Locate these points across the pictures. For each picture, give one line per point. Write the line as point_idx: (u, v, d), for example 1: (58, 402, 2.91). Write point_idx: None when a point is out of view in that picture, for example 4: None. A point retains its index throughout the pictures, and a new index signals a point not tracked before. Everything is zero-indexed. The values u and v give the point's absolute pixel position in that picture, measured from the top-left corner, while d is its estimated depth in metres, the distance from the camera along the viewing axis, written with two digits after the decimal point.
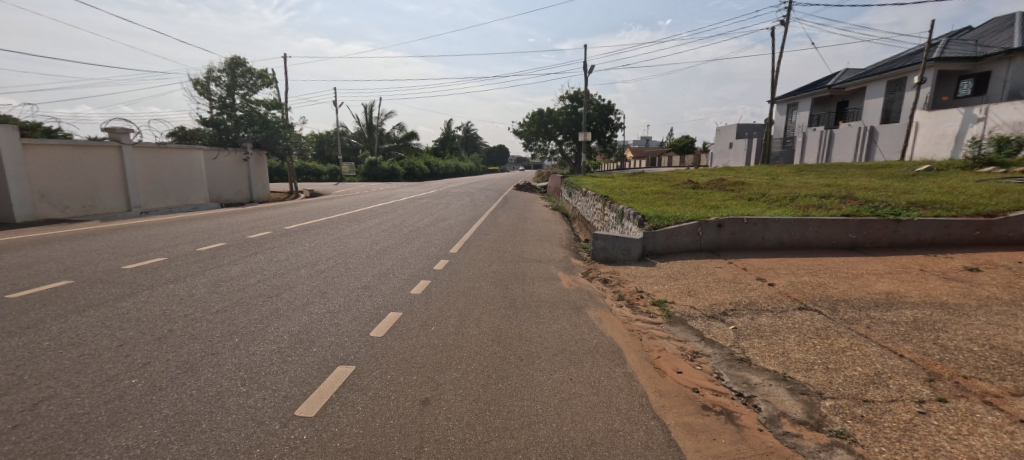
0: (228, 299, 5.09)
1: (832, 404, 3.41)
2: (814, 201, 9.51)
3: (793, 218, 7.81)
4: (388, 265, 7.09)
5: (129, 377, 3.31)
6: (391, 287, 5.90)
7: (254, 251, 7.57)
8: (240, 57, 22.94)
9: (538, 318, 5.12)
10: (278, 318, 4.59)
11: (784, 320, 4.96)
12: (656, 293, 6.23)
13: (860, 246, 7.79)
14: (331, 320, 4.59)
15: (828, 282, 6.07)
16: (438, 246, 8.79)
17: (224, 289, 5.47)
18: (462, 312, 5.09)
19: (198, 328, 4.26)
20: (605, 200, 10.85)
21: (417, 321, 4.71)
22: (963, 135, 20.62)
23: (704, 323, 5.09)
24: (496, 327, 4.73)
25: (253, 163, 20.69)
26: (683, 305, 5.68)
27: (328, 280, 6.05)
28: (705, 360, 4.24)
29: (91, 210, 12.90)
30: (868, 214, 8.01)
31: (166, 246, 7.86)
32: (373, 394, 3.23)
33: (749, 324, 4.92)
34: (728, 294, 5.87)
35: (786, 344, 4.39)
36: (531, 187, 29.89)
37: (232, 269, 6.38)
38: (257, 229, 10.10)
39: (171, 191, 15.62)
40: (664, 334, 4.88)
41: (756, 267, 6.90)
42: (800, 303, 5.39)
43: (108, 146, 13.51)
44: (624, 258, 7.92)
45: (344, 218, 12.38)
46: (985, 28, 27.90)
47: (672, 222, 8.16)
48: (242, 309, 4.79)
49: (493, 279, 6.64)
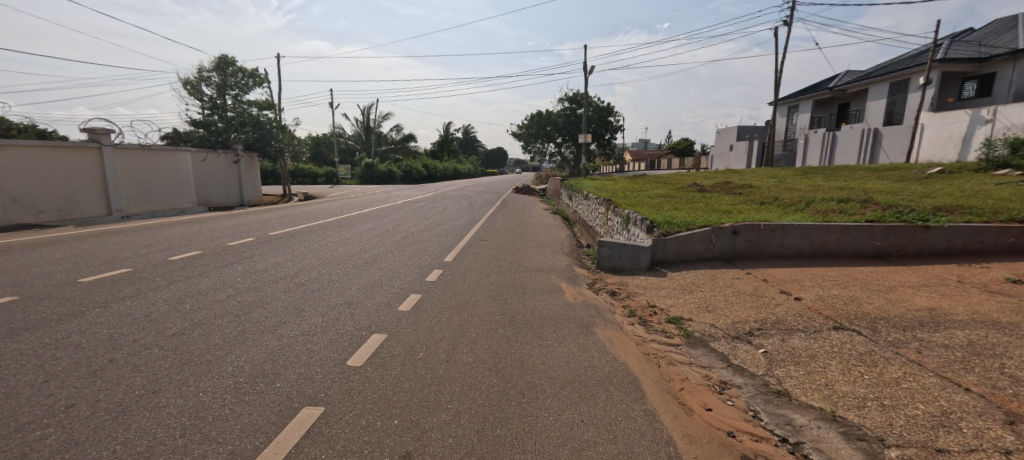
0: (190, 319, 4.48)
1: (899, 455, 2.82)
2: (833, 205, 8.92)
3: (814, 224, 7.24)
4: (376, 276, 6.49)
5: (43, 426, 2.73)
6: (377, 303, 5.29)
7: (231, 261, 6.96)
8: (229, 56, 22.23)
9: (542, 339, 4.54)
10: (243, 342, 4.00)
11: (821, 342, 4.38)
12: (671, 308, 5.63)
13: (886, 254, 7.22)
14: (303, 345, 3.99)
15: (861, 296, 5.49)
16: (433, 254, 8.22)
17: (187, 306, 4.86)
18: (454, 334, 4.49)
19: (145, 357, 3.65)
20: (609, 204, 10.26)
21: (402, 346, 4.11)
22: (971, 137, 20.09)
23: (729, 346, 4.49)
24: (493, 351, 4.13)
25: (244, 165, 19.99)
26: (702, 323, 5.09)
27: (306, 295, 5.43)
28: (737, 393, 3.66)
29: (67, 214, 12.27)
30: (894, 220, 7.42)
31: (136, 255, 7.25)
32: (341, 449, 2.65)
33: (781, 348, 4.33)
34: (751, 311, 5.28)
35: (828, 374, 3.80)
36: (530, 189, 29.46)
37: (201, 283, 5.76)
38: (239, 235, 9.49)
39: (154, 194, 14.91)
40: (685, 359, 4.30)
41: (777, 278, 6.33)
42: (834, 322, 4.79)
43: (86, 147, 12.82)
44: (632, 267, 7.35)
45: (335, 224, 11.78)
46: (988, 28, 27.52)
47: (682, 228, 7.59)
48: (202, 332, 4.18)
49: (491, 292, 6.05)
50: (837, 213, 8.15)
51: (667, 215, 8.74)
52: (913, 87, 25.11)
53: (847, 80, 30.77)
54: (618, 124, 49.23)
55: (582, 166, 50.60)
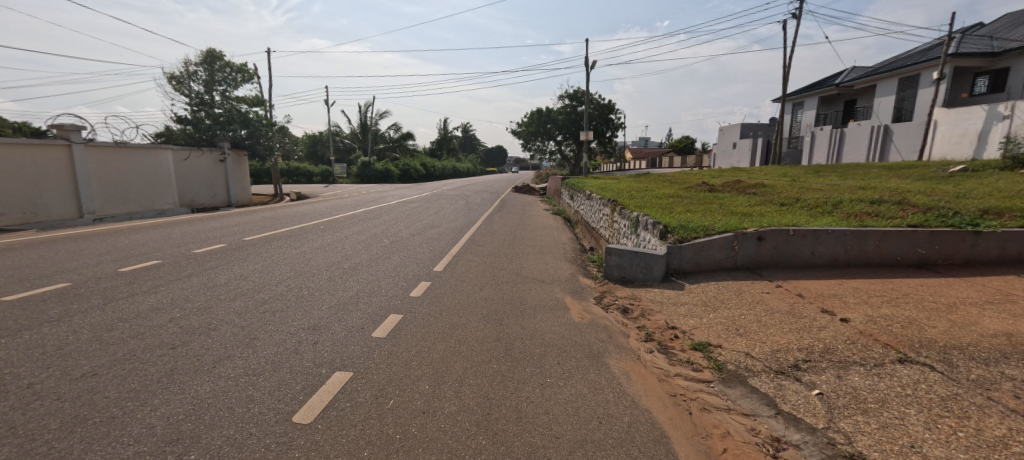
0: (113, 354, 3.67)
1: None
2: (865, 207, 8.08)
3: (849, 229, 6.42)
4: (353, 291, 5.66)
5: None
6: (347, 327, 4.46)
7: (189, 273, 6.14)
8: (217, 50, 21.33)
9: (543, 375, 3.71)
10: (168, 387, 3.20)
11: (890, 381, 3.56)
12: (695, 331, 4.80)
13: (932, 263, 6.39)
14: (241, 392, 3.17)
15: (919, 317, 4.67)
16: (421, 263, 7.39)
17: (117, 335, 4.04)
18: (437, 371, 3.65)
19: (30, 412, 2.85)
20: (615, 205, 9.42)
21: (369, 389, 3.29)
22: (987, 134, 19.23)
23: (772, 383, 3.67)
24: (483, 397, 3.30)
25: (231, 164, 19.18)
26: (734, 351, 4.26)
27: (265, 317, 4.61)
28: (796, 457, 2.84)
29: (32, 217, 11.40)
30: (938, 224, 6.60)
31: (85, 265, 6.43)
32: None
33: (841, 389, 3.51)
34: (792, 336, 4.44)
35: (910, 429, 2.99)
36: (530, 188, 28.52)
37: (143, 302, 4.93)
38: (211, 241, 8.66)
39: (131, 194, 14.07)
40: (721, 402, 3.48)
41: (815, 293, 5.50)
42: (897, 352, 3.98)
43: (54, 144, 11.99)
44: (644, 278, 6.54)
45: (319, 227, 10.92)
46: (998, 24, 26.78)
47: (700, 233, 6.75)
48: (119, 373, 3.37)
49: (484, 310, 5.21)
50: (873, 216, 7.28)
51: (680, 218, 7.91)
52: (924, 82, 24.23)
53: (854, 77, 29.92)
54: (619, 122, 48.36)
55: (582, 165, 49.68)
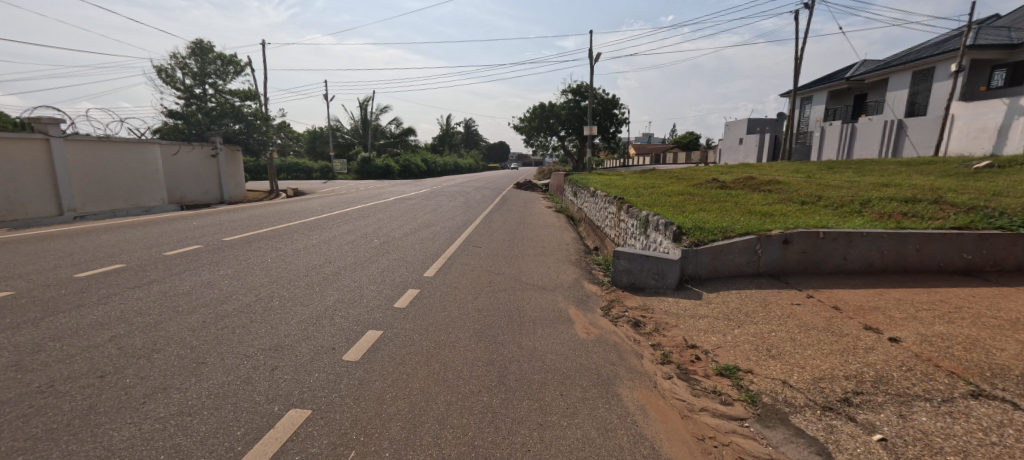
0: (25, 385, 3.05)
1: None
2: (896, 206, 7.39)
3: (887, 231, 5.74)
4: (330, 301, 5.03)
5: None
6: (315, 347, 3.83)
7: (150, 279, 5.51)
8: (206, 41, 20.68)
9: (544, 412, 3.08)
10: (77, 433, 2.58)
11: (965, 424, 2.91)
12: (720, 352, 4.14)
13: (979, 270, 5.70)
14: (166, 440, 2.55)
15: (983, 336, 4.01)
16: (412, 266, 6.81)
17: (40, 359, 3.42)
18: (414, 409, 3.01)
19: None
20: (622, 203, 8.76)
21: (327, 435, 2.67)
22: (1008, 128, 18.37)
23: (822, 425, 3.02)
24: (469, 446, 2.66)
25: (223, 159, 18.58)
26: (768, 379, 3.61)
27: (222, 335, 3.98)
28: None
29: (9, 215, 10.82)
30: (984, 225, 5.92)
31: (38, 270, 5.82)
32: None
33: (911, 436, 2.84)
34: (835, 360, 3.78)
35: None
36: (532, 185, 27.87)
37: (88, 315, 4.32)
38: (189, 241, 8.08)
39: (115, 189, 13.52)
40: (760, 450, 2.83)
41: (854, 305, 4.84)
42: (968, 385, 3.30)
43: (32, 137, 11.40)
44: (656, 285, 5.89)
45: (307, 226, 10.29)
46: (1015, 14, 25.87)
47: (719, 235, 6.08)
48: (21, 412, 2.76)
49: (476, 325, 4.56)
50: (909, 217, 6.60)
51: (694, 217, 7.24)
52: (940, 76, 23.34)
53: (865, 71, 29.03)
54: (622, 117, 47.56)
55: (585, 161, 49.00)
